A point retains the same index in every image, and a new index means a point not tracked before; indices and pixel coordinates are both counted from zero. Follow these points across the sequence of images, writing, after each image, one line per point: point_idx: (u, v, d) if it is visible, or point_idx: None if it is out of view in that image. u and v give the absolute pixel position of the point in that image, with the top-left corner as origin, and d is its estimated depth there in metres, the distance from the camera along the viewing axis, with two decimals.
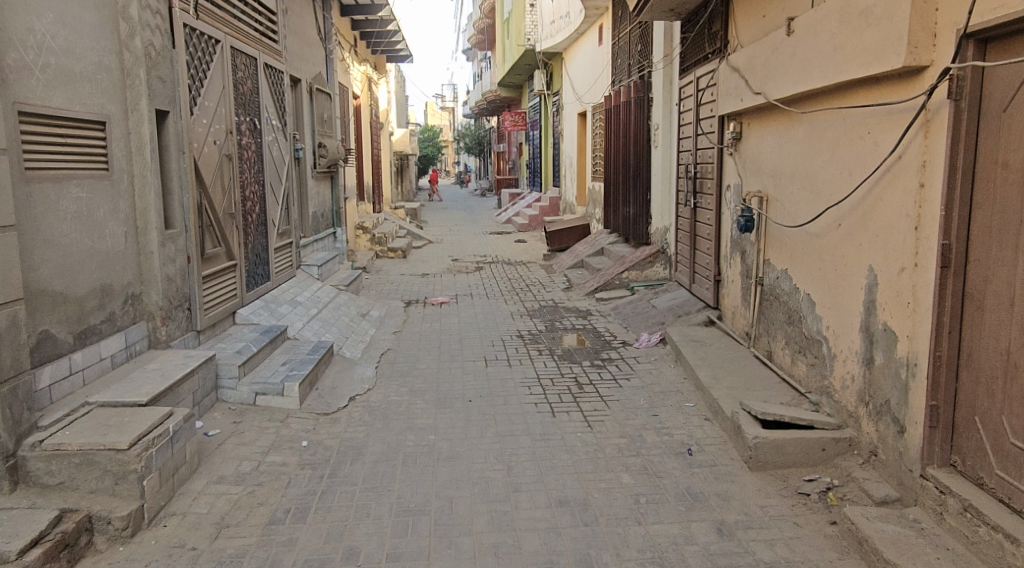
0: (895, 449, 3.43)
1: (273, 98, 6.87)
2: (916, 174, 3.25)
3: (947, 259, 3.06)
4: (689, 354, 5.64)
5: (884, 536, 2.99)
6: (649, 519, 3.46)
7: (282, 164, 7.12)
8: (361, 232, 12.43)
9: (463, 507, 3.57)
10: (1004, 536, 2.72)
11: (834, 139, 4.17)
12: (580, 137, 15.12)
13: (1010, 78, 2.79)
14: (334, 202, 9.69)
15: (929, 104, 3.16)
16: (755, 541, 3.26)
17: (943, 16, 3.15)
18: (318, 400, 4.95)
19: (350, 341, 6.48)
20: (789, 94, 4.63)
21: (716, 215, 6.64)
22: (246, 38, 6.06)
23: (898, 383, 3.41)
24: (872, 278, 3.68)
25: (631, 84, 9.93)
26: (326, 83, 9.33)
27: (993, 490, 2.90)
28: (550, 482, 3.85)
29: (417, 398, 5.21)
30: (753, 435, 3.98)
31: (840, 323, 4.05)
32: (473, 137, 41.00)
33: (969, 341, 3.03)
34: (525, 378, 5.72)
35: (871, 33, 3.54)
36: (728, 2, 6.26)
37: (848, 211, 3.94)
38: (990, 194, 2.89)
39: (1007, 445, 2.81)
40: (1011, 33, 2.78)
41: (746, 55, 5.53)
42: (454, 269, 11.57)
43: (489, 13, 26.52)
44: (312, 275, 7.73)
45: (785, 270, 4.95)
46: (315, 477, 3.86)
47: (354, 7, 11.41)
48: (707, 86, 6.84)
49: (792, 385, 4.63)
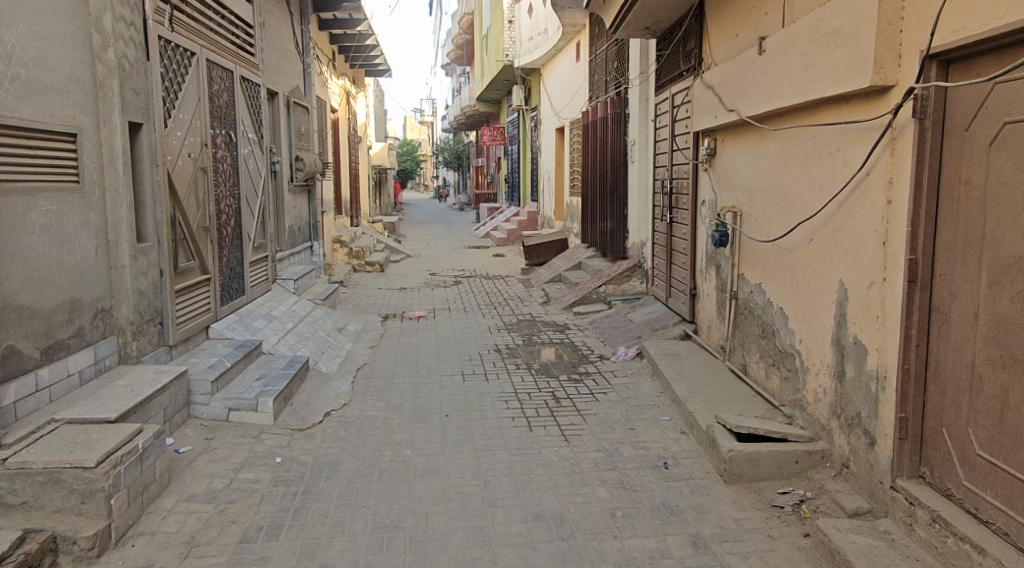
0: (866, 461, 3.47)
1: (249, 110, 6.84)
2: (883, 190, 3.32)
3: (914, 273, 3.12)
4: (666, 368, 5.68)
5: (856, 548, 3.02)
6: (625, 533, 3.46)
7: (259, 177, 7.08)
8: (338, 245, 12.40)
9: (439, 522, 3.55)
10: (971, 546, 2.76)
11: (805, 156, 4.25)
12: (557, 152, 15.20)
13: (972, 98, 2.86)
14: (311, 215, 9.65)
15: (895, 122, 3.23)
16: (730, 554, 3.28)
17: (907, 37, 3.24)
18: (293, 416, 4.89)
19: (327, 355, 6.43)
20: (761, 110, 4.71)
21: (692, 229, 6.70)
22: (222, 51, 6.05)
23: (868, 396, 3.46)
24: (842, 292, 3.74)
25: (609, 99, 10.04)
26: (304, 97, 9.31)
27: (961, 501, 2.95)
28: (527, 496, 3.84)
29: (393, 413, 5.18)
30: (728, 448, 4.00)
31: (812, 336, 4.11)
32: (451, 151, 40.91)
33: (936, 353, 3.08)
34: (503, 393, 5.71)
35: (839, 52, 3.62)
36: (702, 22, 6.37)
37: (819, 226, 4.01)
38: (954, 211, 2.96)
39: (973, 456, 2.86)
40: (974, 54, 2.86)
41: (720, 73, 5.62)
42: (432, 282, 11.57)
43: (468, 28, 26.73)
44: (289, 289, 7.68)
45: (759, 284, 5.02)
46: (289, 494, 3.81)
47: (333, 21, 11.46)
48: (681, 102, 6.93)
49: (766, 398, 4.68)
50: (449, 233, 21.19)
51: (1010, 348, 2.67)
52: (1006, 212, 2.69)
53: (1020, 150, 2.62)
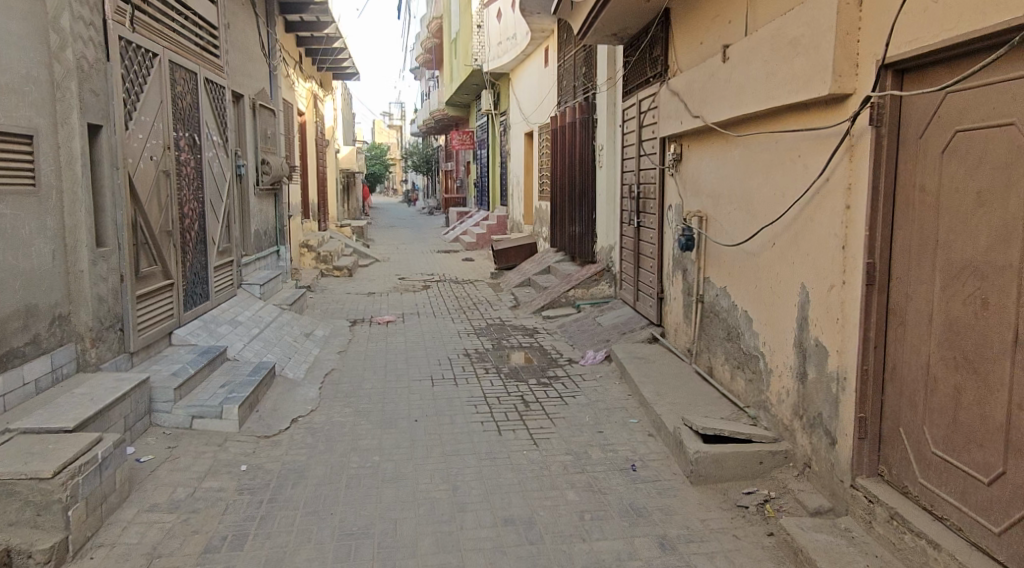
0: (827, 460, 3.54)
1: (214, 113, 6.75)
2: (842, 196, 3.41)
3: (872, 277, 3.20)
4: (634, 371, 5.73)
5: (818, 546, 3.08)
6: (593, 536, 3.48)
7: (223, 181, 6.98)
8: (305, 250, 12.27)
9: (408, 528, 3.53)
10: (927, 542, 2.83)
11: (767, 162, 4.33)
12: (527, 156, 15.25)
13: (925, 107, 2.95)
14: (278, 219, 9.54)
15: (852, 130, 3.32)
16: (696, 554, 3.32)
17: (864, 47, 3.32)
18: (259, 423, 4.83)
19: (294, 361, 6.37)
20: (725, 117, 4.78)
21: (659, 233, 6.77)
22: (185, 52, 5.96)
23: (828, 397, 3.54)
24: (804, 296, 3.82)
25: (577, 105, 10.12)
26: (270, 99, 9.21)
27: (917, 497, 3.03)
28: (496, 501, 3.85)
29: (362, 418, 5.14)
30: (695, 449, 4.05)
31: (775, 338, 4.19)
32: (420, 155, 40.72)
33: (893, 354, 3.17)
34: (472, 397, 5.71)
35: (799, 60, 3.70)
36: (668, 28, 6.46)
37: (781, 231, 4.09)
38: (909, 216, 3.05)
39: (928, 454, 2.94)
40: (925, 65, 2.95)
41: (685, 79, 5.70)
42: (401, 287, 11.52)
43: (437, 32, 26.72)
44: (254, 294, 7.59)
45: (724, 288, 5.10)
46: (254, 503, 3.76)
47: (300, 24, 11.37)
48: (648, 108, 7.01)
49: (731, 400, 4.75)
50: (417, 233, 22.72)
51: (962, 349, 2.75)
52: (957, 217, 2.77)
53: (970, 157, 2.70)
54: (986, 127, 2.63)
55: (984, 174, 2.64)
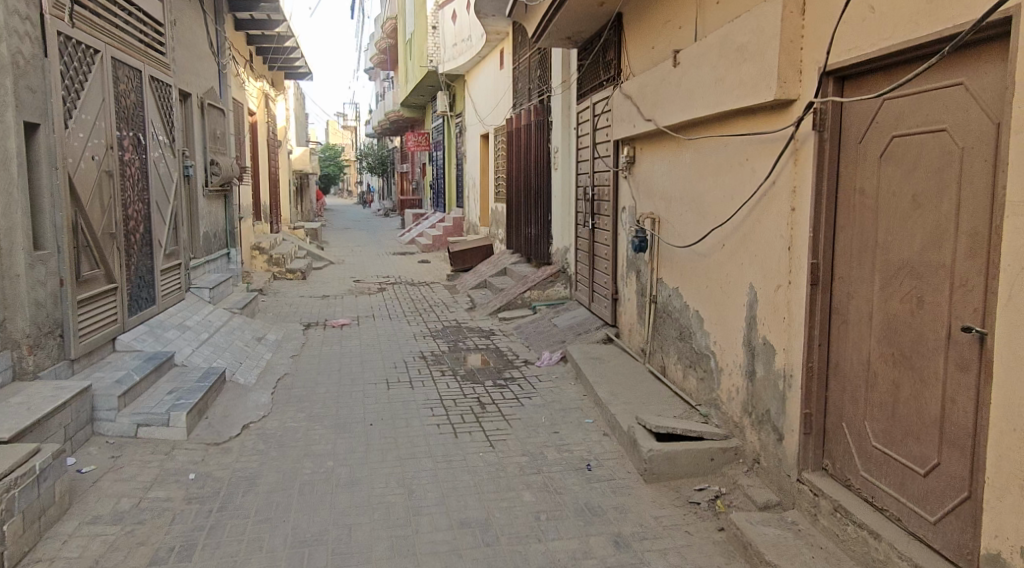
0: (775, 456, 3.64)
1: (160, 112, 6.58)
2: (787, 198, 3.50)
3: (816, 277, 3.30)
4: (589, 372, 5.79)
5: (766, 539, 3.15)
6: (549, 536, 3.51)
7: (170, 182, 6.82)
8: (257, 252, 12.05)
9: (362, 533, 3.50)
10: (868, 532, 2.93)
11: (716, 165, 4.43)
12: (482, 158, 15.25)
13: (864, 113, 3.05)
14: (227, 222, 9.35)
15: (797, 135, 3.42)
16: (649, 551, 3.37)
17: (807, 54, 3.42)
18: (209, 430, 4.72)
19: (245, 366, 6.24)
20: (676, 121, 4.87)
21: (613, 235, 6.85)
22: (129, 49, 5.81)
23: (776, 394, 3.63)
24: (752, 296, 3.92)
25: (532, 107, 10.18)
26: (219, 99, 9.03)
27: (858, 490, 3.13)
28: (452, 504, 3.84)
29: (316, 423, 5.07)
30: (648, 448, 4.11)
31: (725, 337, 4.28)
32: (375, 156, 40.34)
33: (835, 352, 3.27)
34: (428, 400, 5.69)
35: (746, 66, 3.79)
36: (620, 32, 6.54)
37: (730, 232, 4.19)
38: (851, 219, 3.15)
39: (869, 447, 3.04)
40: (865, 72, 3.06)
41: (637, 83, 5.78)
42: (356, 290, 11.40)
43: (391, 34, 26.55)
44: (203, 298, 7.42)
45: (676, 289, 5.18)
46: (203, 512, 3.68)
47: (250, 22, 11.17)
48: (602, 111, 7.09)
49: (683, 398, 4.84)
50: (372, 233, 23.43)
51: (900, 345, 2.86)
52: (894, 219, 2.88)
53: (906, 161, 2.80)
54: (920, 133, 2.73)
55: (919, 178, 2.74)
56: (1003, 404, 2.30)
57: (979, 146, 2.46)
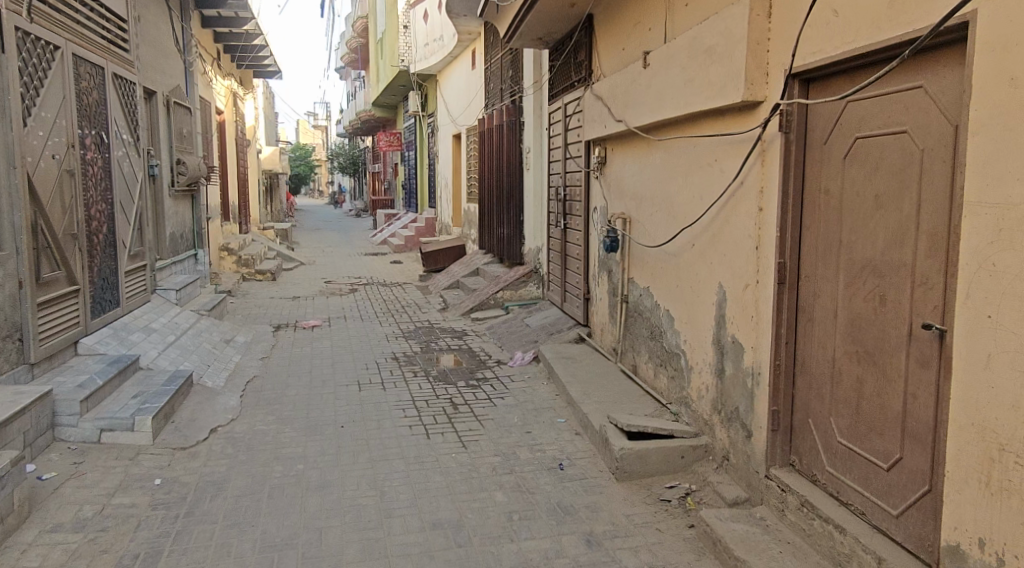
0: (744, 453, 3.68)
1: (124, 111, 6.46)
2: (755, 199, 3.55)
3: (783, 276, 3.35)
4: (561, 371, 5.80)
5: (735, 535, 3.19)
6: (520, 535, 3.51)
7: (134, 182, 6.69)
8: (225, 253, 11.89)
9: (333, 537, 3.47)
10: (833, 527, 2.98)
11: (686, 165, 4.47)
12: (455, 158, 15.21)
13: (829, 114, 3.10)
14: (195, 222, 9.20)
15: (764, 136, 3.47)
16: (620, 549, 3.39)
17: (773, 56, 3.47)
18: (175, 434, 4.65)
19: (212, 369, 6.15)
20: (646, 121, 4.91)
21: (585, 235, 6.88)
22: (91, 46, 5.69)
23: (744, 392, 3.67)
24: (721, 295, 3.96)
25: (504, 108, 10.18)
26: (185, 97, 8.88)
27: (824, 485, 3.19)
28: (424, 505, 3.82)
29: (285, 426, 5.02)
30: (619, 446, 4.13)
31: (695, 336, 4.32)
32: (346, 156, 40.03)
33: (802, 350, 3.32)
34: (400, 401, 5.65)
35: (715, 68, 3.84)
36: (591, 34, 6.56)
37: (700, 232, 4.23)
38: (816, 219, 3.20)
39: (834, 443, 3.10)
40: (829, 75, 3.11)
41: (608, 84, 5.81)
42: (327, 291, 11.30)
43: (362, 33, 26.37)
44: (169, 300, 7.29)
45: (647, 288, 5.22)
46: (169, 518, 3.62)
47: (217, 19, 11.01)
48: (573, 112, 7.11)
49: (654, 397, 4.87)
50: (344, 233, 23.31)
51: (863, 343, 2.91)
52: (858, 219, 2.93)
53: (869, 162, 2.86)
54: (882, 135, 2.79)
55: (881, 180, 2.79)
56: (962, 399, 2.36)
57: (938, 148, 2.52)
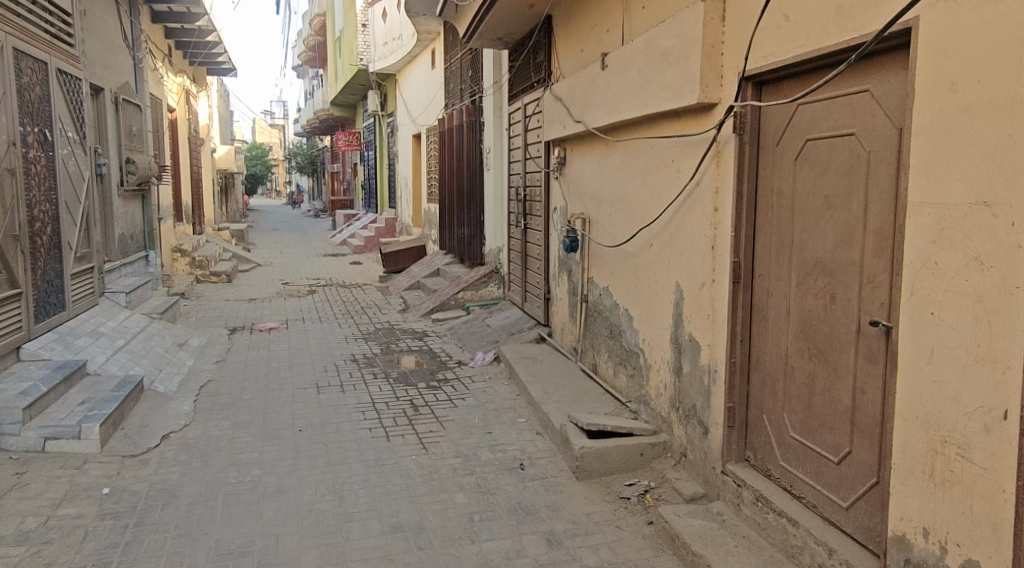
0: (701, 449, 3.74)
1: (69, 108, 6.26)
2: (711, 199, 3.60)
3: (737, 275, 3.41)
4: (522, 371, 5.81)
5: (692, 531, 3.23)
6: (481, 537, 3.50)
7: (80, 181, 6.49)
8: (178, 254, 11.63)
9: (290, 542, 3.42)
10: (787, 520, 3.04)
11: (644, 166, 4.52)
12: (415, 158, 15.12)
13: (780, 116, 3.17)
14: (145, 222, 8.97)
15: (719, 137, 3.52)
16: (581, 548, 3.41)
17: (727, 60, 3.53)
18: (124, 441, 4.52)
19: (164, 374, 6.00)
20: (605, 122, 4.94)
21: (545, 235, 6.90)
22: (33, 40, 5.50)
23: (701, 389, 3.73)
24: (678, 294, 4.01)
25: (463, 108, 10.17)
26: (134, 94, 8.65)
27: (778, 479, 3.25)
28: (384, 508, 3.79)
29: (241, 431, 4.92)
30: (579, 445, 4.15)
31: (654, 335, 4.37)
32: (304, 155, 39.51)
33: (756, 347, 3.38)
34: (359, 404, 5.60)
35: (671, 70, 3.89)
36: (550, 35, 6.59)
37: (658, 232, 4.28)
38: (770, 219, 3.26)
39: (787, 438, 3.16)
40: (781, 78, 3.18)
41: (567, 85, 5.84)
42: (285, 292, 11.14)
43: (319, 31, 26.06)
44: (119, 303, 7.10)
45: (606, 287, 5.26)
46: (118, 528, 3.52)
47: (168, 15, 10.76)
48: (533, 112, 7.13)
49: (614, 395, 4.91)
50: (303, 233, 23.37)
51: (814, 340, 2.98)
52: (808, 218, 3.00)
53: (819, 163, 2.93)
54: (831, 137, 2.85)
55: (830, 181, 2.86)
56: (907, 393, 2.42)
57: (884, 151, 2.59)
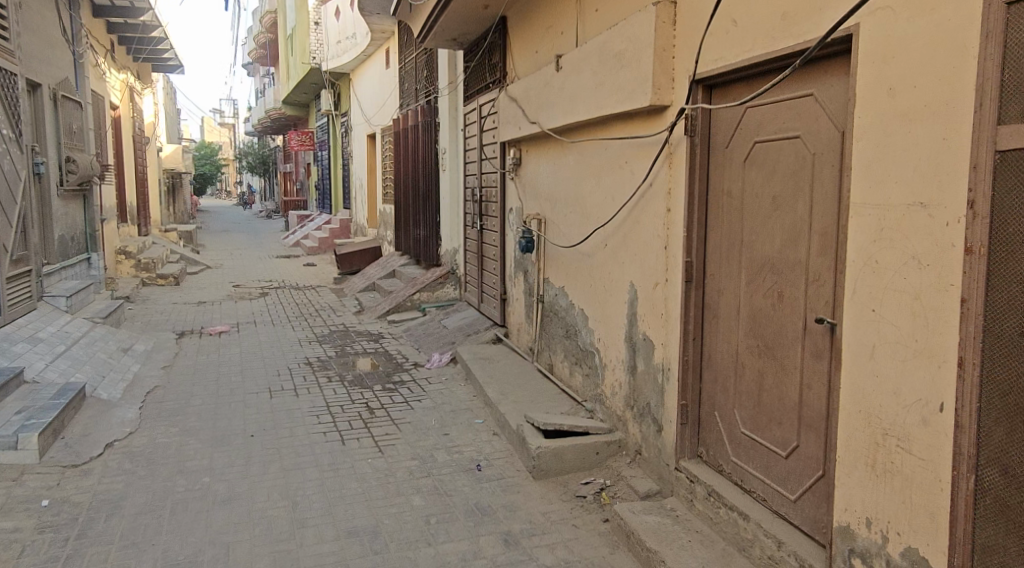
0: (655, 446, 3.79)
1: (4, 104, 6.03)
2: (663, 200, 3.66)
3: (690, 274, 3.48)
4: (479, 372, 5.81)
5: (647, 527, 3.28)
6: (438, 539, 3.49)
7: (16, 180, 6.26)
8: (123, 257, 11.45)
9: (242, 551, 3.36)
10: (738, 514, 3.11)
11: (598, 167, 4.56)
12: (369, 159, 14.97)
13: (730, 119, 3.24)
14: (87, 223, 8.69)
15: (671, 139, 3.58)
16: (537, 547, 3.42)
17: (678, 63, 3.58)
18: (65, 450, 4.37)
19: (108, 380, 5.81)
20: (559, 124, 4.98)
21: (501, 236, 6.91)
22: None
23: (655, 387, 3.78)
24: (632, 293, 4.07)
25: (418, 109, 10.11)
26: (74, 91, 8.37)
27: (729, 474, 3.32)
28: (338, 513, 3.75)
29: (189, 438, 4.81)
30: (536, 445, 4.17)
31: (609, 334, 4.42)
32: (255, 155, 38.81)
33: (708, 345, 3.45)
34: (313, 407, 5.52)
35: (623, 73, 3.94)
36: (505, 36, 6.61)
37: (612, 232, 4.32)
38: (720, 219, 3.33)
39: (738, 434, 3.24)
40: (730, 81, 3.25)
41: (522, 86, 5.86)
42: (236, 295, 10.92)
43: (270, 28, 25.60)
44: (59, 307, 6.86)
45: (562, 288, 5.29)
46: (58, 541, 3.41)
47: (111, 10, 10.44)
48: (488, 113, 7.14)
49: (570, 395, 4.95)
50: (257, 233, 23.44)
51: (763, 337, 3.05)
52: (757, 219, 3.07)
53: (767, 165, 3.00)
54: (777, 139, 2.93)
55: (777, 182, 2.94)
56: (851, 388, 2.50)
57: (827, 153, 2.67)
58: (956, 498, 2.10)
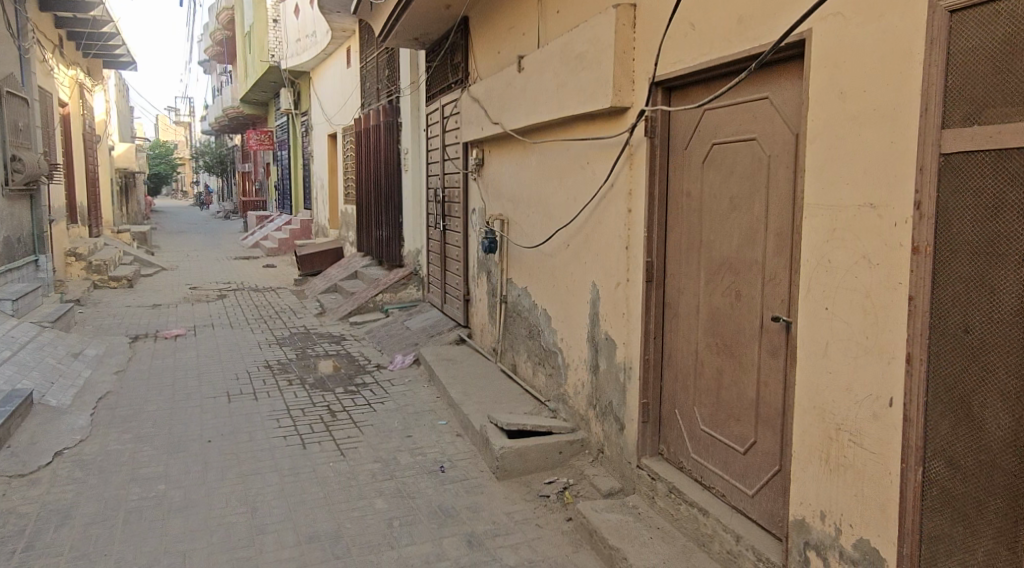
0: (618, 445, 3.82)
1: None
2: (624, 200, 3.70)
3: (650, 274, 3.52)
4: (442, 373, 5.79)
5: (609, 525, 3.30)
6: (401, 542, 3.47)
7: None
8: (72, 258, 11.07)
9: (198, 559, 3.29)
10: (698, 510, 3.15)
11: (560, 168, 4.59)
12: (331, 159, 14.80)
13: (688, 120, 3.29)
14: (34, 224, 8.42)
15: (631, 140, 3.62)
16: (500, 548, 3.43)
17: (639, 65, 3.62)
18: (12, 460, 4.23)
19: (57, 386, 5.64)
20: (522, 125, 4.99)
21: (464, 237, 6.90)
22: None
23: (617, 387, 3.81)
24: (594, 293, 4.10)
25: (379, 108, 10.03)
26: (20, 87, 8.11)
27: (690, 471, 3.37)
28: (299, 518, 3.71)
29: (144, 444, 4.70)
30: (499, 446, 4.18)
31: (571, 334, 4.44)
32: (212, 154, 38.08)
33: (669, 344, 3.50)
34: (273, 411, 5.44)
35: (584, 75, 3.96)
36: (467, 37, 6.60)
37: (574, 232, 4.35)
38: (679, 219, 3.38)
39: (697, 431, 3.29)
40: (689, 84, 3.30)
41: (484, 86, 5.87)
42: (192, 297, 10.69)
43: (228, 25, 25.13)
44: (4, 311, 6.63)
45: (525, 288, 5.31)
46: (5, 553, 3.30)
47: (59, 4, 10.14)
48: (450, 113, 7.12)
49: (533, 395, 4.96)
50: (213, 233, 23.44)
51: (722, 335, 3.10)
52: (715, 219, 3.12)
53: (725, 166, 3.05)
54: (734, 141, 2.98)
55: (734, 183, 2.99)
56: (806, 384, 2.56)
57: (782, 155, 2.73)
58: (904, 490, 2.17)
